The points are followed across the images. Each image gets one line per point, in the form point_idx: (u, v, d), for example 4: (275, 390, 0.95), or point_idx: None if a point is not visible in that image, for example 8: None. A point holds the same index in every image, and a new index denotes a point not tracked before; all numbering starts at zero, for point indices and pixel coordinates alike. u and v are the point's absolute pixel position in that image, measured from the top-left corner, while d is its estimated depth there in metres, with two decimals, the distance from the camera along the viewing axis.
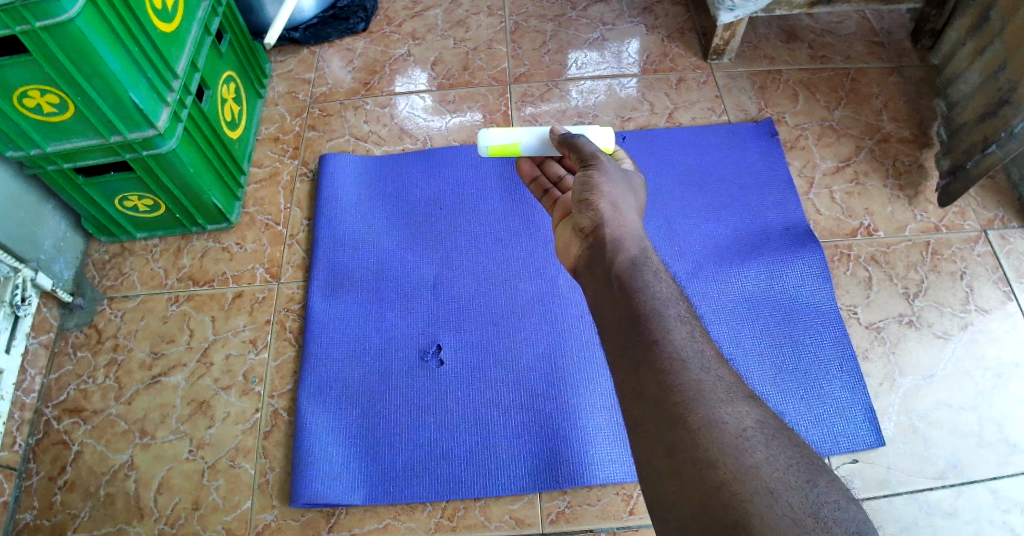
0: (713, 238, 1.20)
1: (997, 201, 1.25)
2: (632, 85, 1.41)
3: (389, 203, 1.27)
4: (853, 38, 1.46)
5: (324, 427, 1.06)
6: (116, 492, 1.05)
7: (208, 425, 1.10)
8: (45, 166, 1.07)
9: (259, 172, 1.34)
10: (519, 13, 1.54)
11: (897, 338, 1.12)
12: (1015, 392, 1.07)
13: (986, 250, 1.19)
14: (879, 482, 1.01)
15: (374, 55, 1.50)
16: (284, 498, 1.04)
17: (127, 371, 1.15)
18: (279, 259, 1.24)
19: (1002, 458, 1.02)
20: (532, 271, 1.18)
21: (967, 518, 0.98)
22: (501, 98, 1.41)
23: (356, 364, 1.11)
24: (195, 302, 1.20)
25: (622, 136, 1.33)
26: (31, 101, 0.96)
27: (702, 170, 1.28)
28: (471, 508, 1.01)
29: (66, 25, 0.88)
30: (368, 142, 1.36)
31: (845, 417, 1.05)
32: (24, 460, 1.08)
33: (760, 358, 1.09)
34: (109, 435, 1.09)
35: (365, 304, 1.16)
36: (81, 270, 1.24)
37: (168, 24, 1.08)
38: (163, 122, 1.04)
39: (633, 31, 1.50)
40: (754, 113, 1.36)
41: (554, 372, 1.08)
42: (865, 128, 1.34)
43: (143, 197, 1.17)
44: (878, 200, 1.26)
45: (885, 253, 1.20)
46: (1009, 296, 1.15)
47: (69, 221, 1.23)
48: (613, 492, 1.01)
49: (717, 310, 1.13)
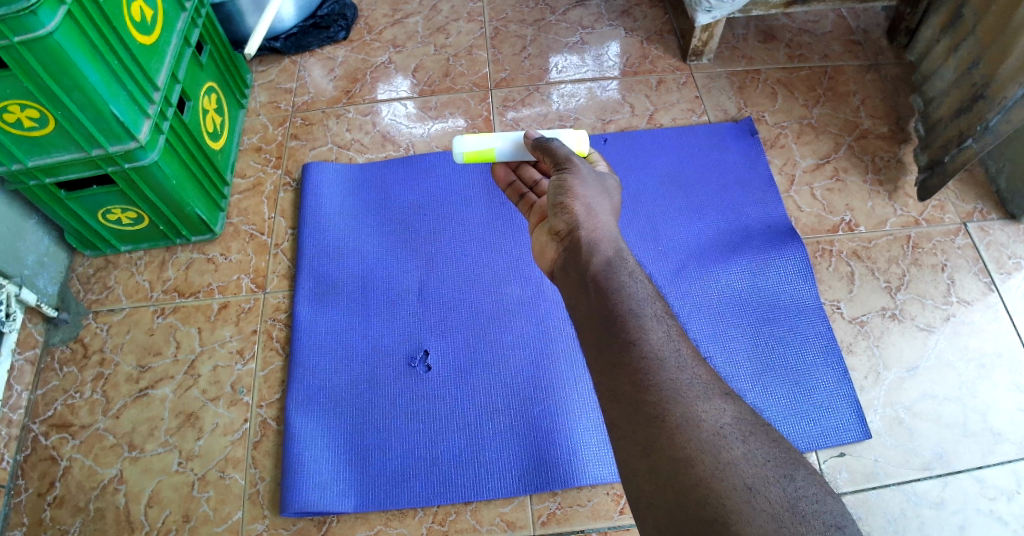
0: (696, 237, 1.21)
1: (976, 194, 1.26)
2: (612, 87, 1.42)
3: (373, 210, 1.27)
4: (830, 36, 1.48)
5: (312, 435, 1.06)
6: (106, 506, 1.05)
7: (196, 437, 1.09)
8: (27, 181, 1.06)
9: (242, 183, 1.34)
10: (498, 19, 1.55)
11: (880, 331, 1.13)
12: (998, 382, 1.08)
13: (966, 242, 1.21)
14: (866, 475, 1.02)
15: (356, 63, 1.50)
16: (274, 508, 1.04)
17: (114, 385, 1.14)
18: (265, 269, 1.24)
19: (987, 447, 1.03)
20: (518, 275, 1.18)
21: (954, 508, 0.99)
22: (483, 103, 1.41)
23: (343, 372, 1.11)
24: (181, 313, 1.20)
25: (603, 139, 1.34)
26: (11, 116, 0.95)
27: (684, 170, 1.29)
28: (462, 512, 1.01)
29: (45, 39, 0.88)
30: (351, 151, 1.36)
31: (831, 411, 1.06)
32: (12, 477, 1.07)
33: (745, 356, 1.10)
34: (97, 449, 1.09)
35: (351, 311, 1.16)
36: (65, 285, 1.23)
37: (147, 36, 1.08)
38: (144, 135, 1.04)
39: (612, 34, 1.51)
40: (734, 112, 1.38)
41: (541, 374, 1.09)
42: (844, 125, 1.35)
43: (127, 210, 1.17)
44: (858, 195, 1.27)
45: (867, 248, 1.21)
46: (990, 288, 1.16)
47: (53, 236, 1.22)
48: (603, 492, 1.02)
49: (702, 309, 1.14)
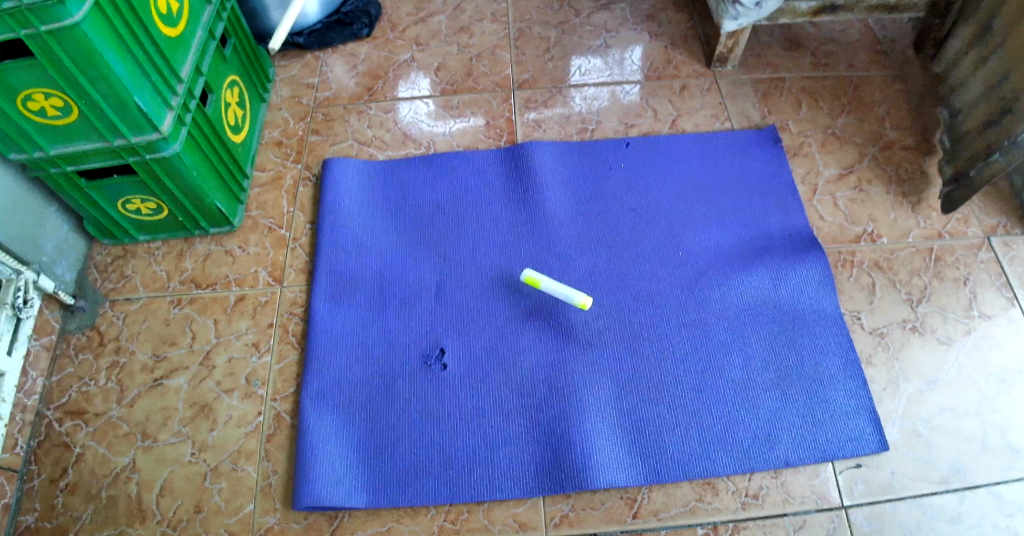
0: (716, 244, 1.20)
1: (1000, 208, 1.25)
2: (635, 91, 1.42)
3: (393, 207, 1.27)
4: (855, 46, 1.47)
5: (326, 431, 1.06)
6: (118, 495, 1.05)
7: (210, 428, 1.10)
8: (49, 169, 1.07)
9: (263, 177, 1.34)
10: (523, 20, 1.55)
11: (900, 343, 1.12)
12: (1018, 397, 1.07)
13: (989, 256, 1.20)
14: (882, 488, 1.01)
15: (379, 60, 1.50)
16: (286, 501, 1.04)
17: (129, 373, 1.15)
18: (283, 262, 1.24)
19: (1006, 463, 1.02)
20: (536, 276, 1.18)
21: (971, 523, 0.98)
22: (505, 104, 1.41)
23: (359, 367, 1.11)
24: (198, 305, 1.21)
25: (625, 142, 1.33)
26: (35, 104, 0.96)
27: (705, 176, 1.28)
28: (474, 511, 1.01)
29: (72, 29, 0.89)
30: (373, 147, 1.37)
31: (849, 422, 1.04)
32: (26, 462, 1.08)
33: (764, 365, 1.09)
34: (111, 437, 1.09)
35: (369, 308, 1.16)
36: (83, 273, 1.24)
37: (172, 29, 1.08)
38: (166, 126, 1.05)
39: (636, 38, 1.51)
40: (756, 120, 1.37)
41: (558, 376, 1.08)
42: (867, 135, 1.34)
43: (147, 200, 1.17)
44: (880, 206, 1.26)
45: (888, 259, 1.20)
46: (1013, 303, 1.15)
47: (72, 224, 1.23)
48: (617, 496, 1.02)
49: (721, 316, 1.13)
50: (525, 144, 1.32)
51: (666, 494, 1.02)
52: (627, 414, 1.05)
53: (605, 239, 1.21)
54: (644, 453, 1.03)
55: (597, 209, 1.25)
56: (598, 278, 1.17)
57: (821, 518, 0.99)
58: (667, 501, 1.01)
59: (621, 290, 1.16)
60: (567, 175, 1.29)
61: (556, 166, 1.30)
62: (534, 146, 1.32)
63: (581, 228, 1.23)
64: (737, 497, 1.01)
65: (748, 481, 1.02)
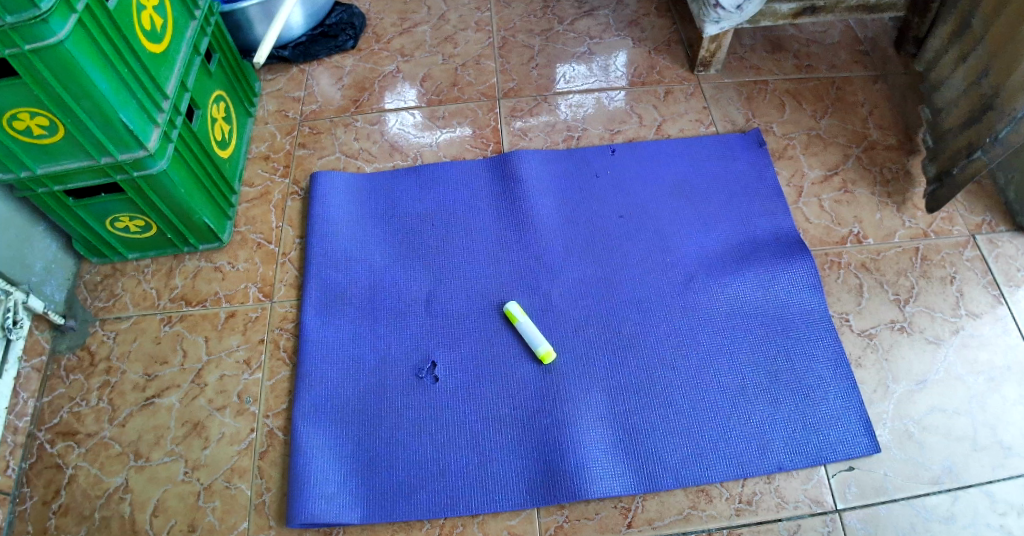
0: (705, 249, 1.21)
1: (984, 205, 1.26)
2: (620, 98, 1.42)
3: (382, 220, 1.27)
4: (837, 47, 1.48)
5: (319, 447, 1.06)
6: (111, 515, 1.04)
7: (203, 446, 1.09)
8: (35, 188, 1.06)
9: (250, 192, 1.34)
10: (506, 28, 1.56)
11: (889, 344, 1.13)
12: (1008, 395, 1.07)
13: (975, 254, 1.21)
14: (875, 489, 1.02)
15: (363, 72, 1.50)
16: (281, 518, 1.03)
17: (120, 393, 1.14)
18: (272, 278, 1.24)
19: (996, 461, 1.03)
20: (527, 285, 1.18)
21: (964, 522, 0.99)
22: (490, 113, 1.41)
23: (350, 382, 1.11)
24: (188, 322, 1.20)
25: (611, 148, 1.34)
26: (21, 124, 0.96)
27: (691, 181, 1.29)
28: (469, 524, 1.01)
29: (55, 48, 0.88)
30: (359, 160, 1.36)
31: (840, 424, 1.05)
32: (18, 485, 1.07)
33: (754, 368, 1.09)
34: (103, 458, 1.09)
35: (360, 321, 1.16)
36: (72, 292, 1.23)
37: (156, 45, 1.08)
38: (153, 143, 1.04)
39: (620, 44, 1.51)
40: (742, 123, 1.38)
41: (550, 385, 1.08)
42: (852, 136, 1.35)
43: (135, 218, 1.17)
44: (866, 207, 1.27)
45: (876, 260, 1.21)
46: (999, 300, 1.16)
47: (60, 243, 1.22)
48: (611, 505, 1.02)
49: (711, 321, 1.13)
50: (512, 153, 1.33)
51: (661, 503, 1.02)
52: (620, 422, 1.05)
53: (594, 247, 1.21)
54: (638, 461, 1.03)
55: (585, 216, 1.25)
56: (587, 286, 1.17)
57: (815, 522, 1.00)
58: (661, 510, 1.01)
59: (611, 297, 1.16)
60: (554, 183, 1.29)
61: (544, 175, 1.30)
62: (521, 155, 1.32)
63: (569, 237, 1.23)
64: (731, 504, 1.01)
65: (742, 486, 1.03)
